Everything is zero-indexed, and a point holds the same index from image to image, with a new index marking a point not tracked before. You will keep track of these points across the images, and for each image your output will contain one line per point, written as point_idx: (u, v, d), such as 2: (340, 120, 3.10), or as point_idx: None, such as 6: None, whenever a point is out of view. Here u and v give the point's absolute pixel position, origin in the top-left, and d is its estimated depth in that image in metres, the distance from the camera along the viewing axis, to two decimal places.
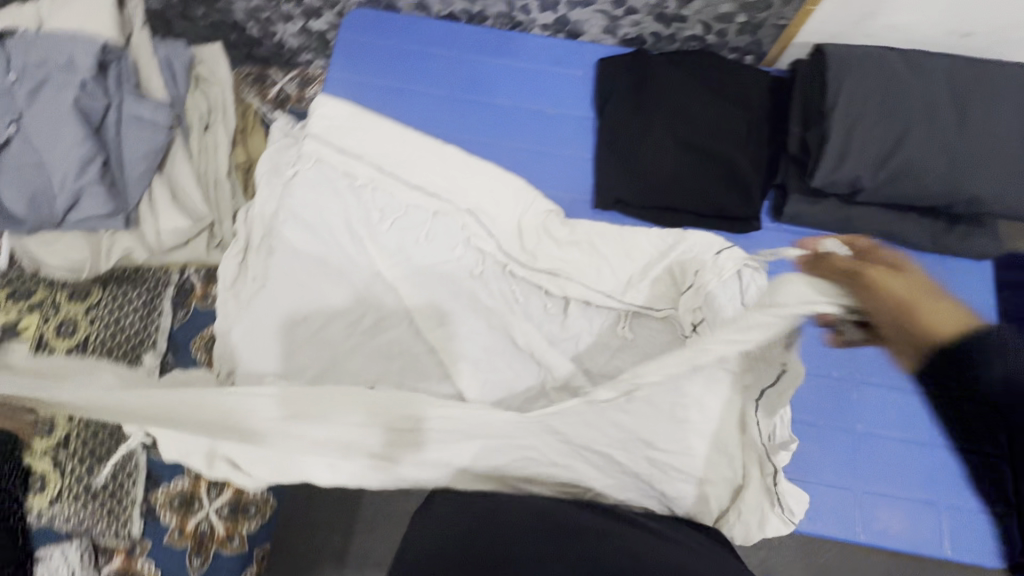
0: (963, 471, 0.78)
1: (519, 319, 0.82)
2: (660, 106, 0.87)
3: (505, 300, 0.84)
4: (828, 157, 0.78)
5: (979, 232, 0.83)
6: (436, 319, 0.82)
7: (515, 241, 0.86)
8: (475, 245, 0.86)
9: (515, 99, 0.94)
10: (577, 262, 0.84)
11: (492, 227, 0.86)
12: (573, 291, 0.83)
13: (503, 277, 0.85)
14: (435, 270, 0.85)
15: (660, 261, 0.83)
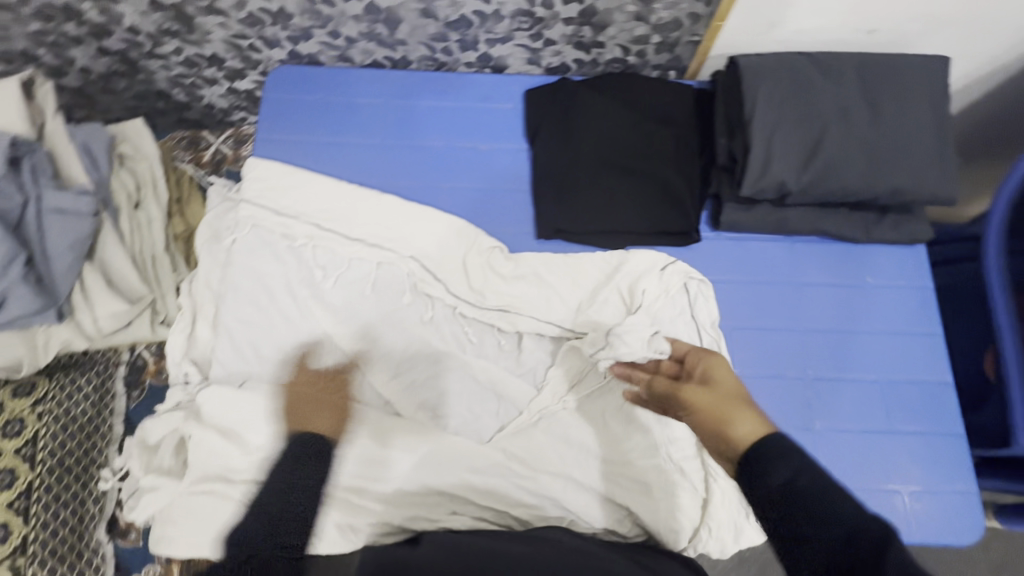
0: (924, 453, 0.79)
1: (474, 360, 0.83)
2: (588, 133, 0.89)
3: (458, 343, 0.84)
4: (753, 167, 0.80)
5: (909, 219, 0.86)
6: (392, 370, 0.82)
7: (462, 281, 0.85)
8: (423, 290, 0.85)
9: (448, 140, 0.94)
10: (527, 296, 0.85)
11: (438, 271, 0.86)
12: (525, 325, 0.83)
13: (454, 321, 0.85)
14: (385, 322, 0.84)
15: (607, 284, 0.84)
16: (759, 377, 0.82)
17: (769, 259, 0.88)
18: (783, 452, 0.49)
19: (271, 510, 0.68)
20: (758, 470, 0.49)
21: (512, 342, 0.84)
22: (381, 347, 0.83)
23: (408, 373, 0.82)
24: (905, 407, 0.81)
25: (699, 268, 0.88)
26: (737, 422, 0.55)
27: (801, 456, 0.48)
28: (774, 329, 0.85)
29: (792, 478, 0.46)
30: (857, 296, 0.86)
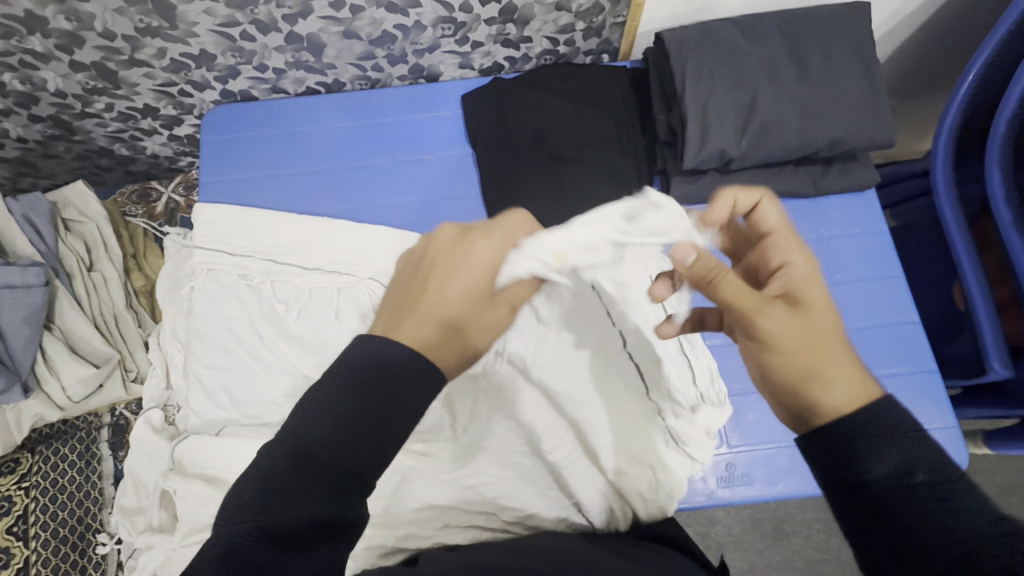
0: (900, 394, 0.80)
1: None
2: (527, 128, 0.89)
3: None
4: (691, 139, 0.80)
5: (855, 166, 0.86)
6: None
7: None
8: None
9: (392, 155, 0.94)
10: None
11: None
12: None
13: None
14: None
15: None
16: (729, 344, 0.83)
17: None
18: (890, 434, 0.45)
19: (319, 432, 0.41)
20: (858, 459, 0.45)
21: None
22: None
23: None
24: (875, 352, 0.82)
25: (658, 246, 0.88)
26: (831, 374, 0.50)
27: (897, 444, 0.45)
28: None
29: (900, 464, 0.44)
30: (815, 250, 0.86)
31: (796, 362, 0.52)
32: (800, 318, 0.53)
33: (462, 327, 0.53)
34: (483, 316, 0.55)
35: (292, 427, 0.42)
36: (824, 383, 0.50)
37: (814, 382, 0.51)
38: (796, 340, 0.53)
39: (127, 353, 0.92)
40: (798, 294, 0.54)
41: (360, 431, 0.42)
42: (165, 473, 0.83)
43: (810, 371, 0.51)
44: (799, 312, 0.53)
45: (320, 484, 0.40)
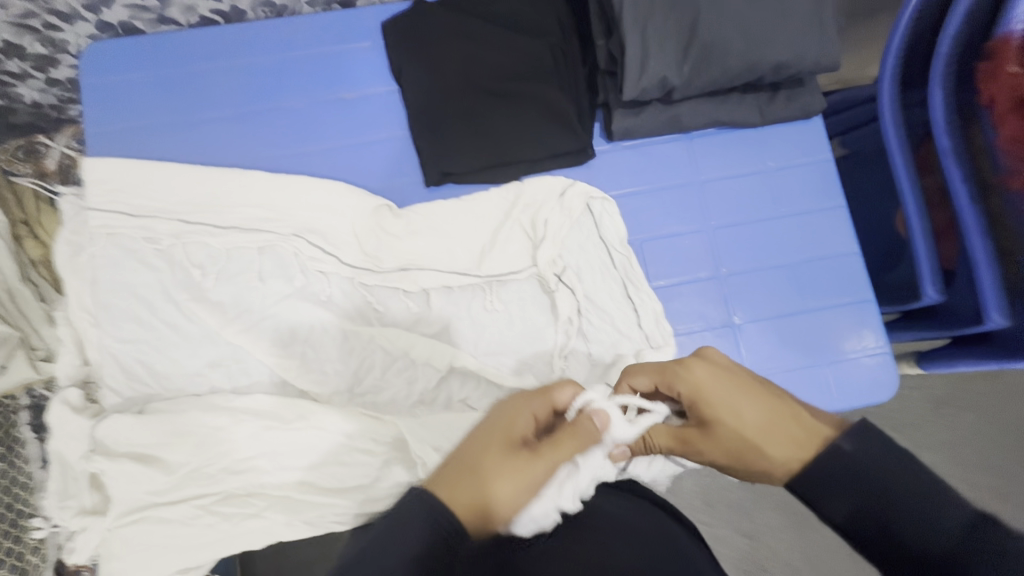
0: (837, 325, 0.81)
1: (386, 328, 0.78)
2: (454, 61, 0.81)
3: (364, 316, 0.79)
4: (630, 67, 0.74)
5: (802, 92, 0.82)
6: (300, 358, 0.77)
7: (355, 249, 0.80)
8: (315, 268, 0.79)
9: (307, 96, 0.84)
10: (425, 250, 0.80)
11: (327, 243, 0.79)
12: (427, 281, 0.79)
13: (356, 294, 0.79)
14: (283, 309, 0.78)
15: (507, 222, 0.80)
16: (673, 285, 0.81)
17: (671, 163, 0.84)
18: (841, 477, 0.43)
19: None
20: (817, 506, 0.44)
21: (420, 303, 0.79)
22: (286, 335, 0.78)
23: (319, 356, 0.77)
24: (815, 284, 0.82)
25: (600, 186, 0.84)
26: (765, 447, 0.48)
27: (848, 484, 0.43)
28: (683, 233, 0.83)
29: (853, 511, 0.42)
30: (758, 183, 0.84)
31: (733, 462, 0.51)
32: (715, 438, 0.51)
33: (477, 487, 0.46)
34: (506, 469, 0.48)
35: None
36: (761, 456, 0.48)
37: (754, 464, 0.49)
38: (725, 460, 0.52)
39: (30, 331, 0.84)
40: (699, 413, 0.52)
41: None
42: (88, 455, 0.77)
43: (751, 450, 0.49)
44: (707, 436, 0.52)
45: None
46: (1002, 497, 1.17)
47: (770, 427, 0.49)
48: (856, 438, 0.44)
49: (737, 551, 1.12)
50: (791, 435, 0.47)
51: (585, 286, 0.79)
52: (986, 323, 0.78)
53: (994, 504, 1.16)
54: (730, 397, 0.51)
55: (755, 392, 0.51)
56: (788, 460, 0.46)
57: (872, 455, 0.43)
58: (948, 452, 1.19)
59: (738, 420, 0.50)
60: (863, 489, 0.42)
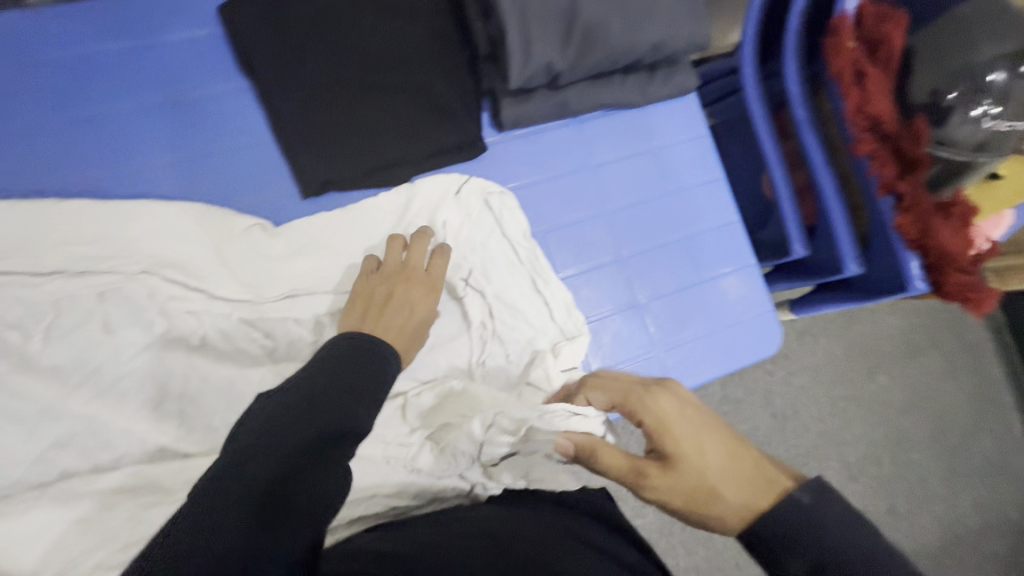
0: (728, 291, 0.87)
1: (279, 365, 0.70)
2: (317, 52, 0.71)
3: (251, 355, 0.69)
4: (513, 53, 0.70)
5: (677, 70, 0.84)
6: (178, 416, 0.65)
7: (227, 279, 0.69)
8: (178, 308, 0.67)
9: (138, 102, 0.71)
10: (314, 270, 0.72)
11: (190, 276, 0.67)
12: (320, 304, 0.71)
13: (237, 331, 0.69)
14: (145, 363, 0.65)
15: (401, 228, 0.74)
16: (579, 274, 0.81)
17: (563, 149, 0.82)
18: (798, 534, 0.42)
19: (316, 383, 0.51)
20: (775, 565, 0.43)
21: (316, 330, 0.71)
22: (155, 392, 0.65)
23: (202, 409, 0.66)
24: (706, 255, 0.87)
25: (497, 179, 0.80)
26: (723, 491, 0.46)
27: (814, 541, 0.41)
28: (583, 220, 0.82)
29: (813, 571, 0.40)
30: (646, 163, 0.86)
31: (687, 504, 0.48)
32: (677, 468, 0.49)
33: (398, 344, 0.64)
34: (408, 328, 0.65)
35: (282, 393, 0.50)
36: (718, 499, 0.46)
37: (709, 508, 0.47)
38: (679, 500, 0.49)
39: None
40: (665, 447, 0.51)
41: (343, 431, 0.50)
42: None
43: (707, 493, 0.47)
44: (669, 471, 0.49)
45: (289, 519, 0.42)
46: (860, 408, 1.37)
47: (729, 469, 0.48)
48: (814, 493, 0.43)
49: None
50: (755, 479, 0.46)
51: (494, 286, 0.76)
52: (844, 272, 0.87)
53: (854, 415, 1.37)
54: (701, 432, 0.50)
55: (722, 433, 0.50)
56: (746, 504, 0.45)
57: (825, 508, 0.42)
58: (818, 378, 1.36)
59: (701, 457, 0.49)
60: (802, 537, 0.42)
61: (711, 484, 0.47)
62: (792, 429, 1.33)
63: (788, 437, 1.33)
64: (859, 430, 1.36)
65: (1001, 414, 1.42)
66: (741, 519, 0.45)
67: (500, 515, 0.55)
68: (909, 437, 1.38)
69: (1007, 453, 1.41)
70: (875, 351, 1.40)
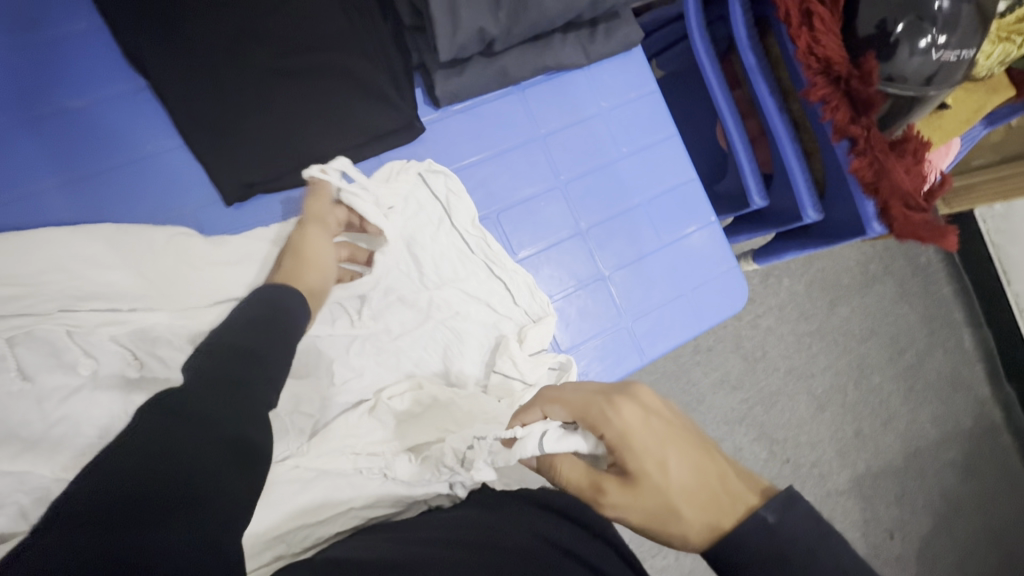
0: (691, 251, 0.85)
1: None
2: (218, 38, 0.63)
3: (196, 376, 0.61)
4: (439, 21, 0.64)
5: (619, 23, 0.79)
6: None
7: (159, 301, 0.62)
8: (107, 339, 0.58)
9: (15, 116, 0.62)
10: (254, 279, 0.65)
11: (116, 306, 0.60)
12: None
13: (181, 356, 0.60)
14: (80, 407, 0.55)
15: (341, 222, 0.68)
16: (538, 252, 0.78)
17: (507, 120, 0.77)
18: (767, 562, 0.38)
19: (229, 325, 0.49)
20: None
21: None
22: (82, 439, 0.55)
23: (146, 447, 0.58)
24: (665, 217, 0.84)
25: (440, 159, 0.75)
26: (687, 511, 0.42)
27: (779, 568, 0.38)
28: (536, 195, 0.78)
29: None
30: (597, 127, 0.81)
31: (647, 523, 0.43)
32: (637, 490, 0.43)
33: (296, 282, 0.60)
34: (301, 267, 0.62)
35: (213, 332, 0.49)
36: (682, 519, 0.42)
37: (669, 528, 0.42)
38: (636, 519, 0.43)
39: None
40: (625, 465, 0.43)
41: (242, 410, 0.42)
42: None
43: (669, 514, 0.42)
44: (630, 489, 0.43)
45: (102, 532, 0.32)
46: (825, 341, 1.41)
47: (693, 486, 0.42)
48: (779, 508, 0.40)
49: None
50: (716, 497, 0.42)
51: (452, 274, 0.73)
52: (804, 219, 0.86)
53: (820, 349, 1.41)
54: (663, 446, 0.43)
55: (683, 443, 0.44)
56: (706, 526, 0.41)
57: (795, 527, 0.39)
58: (784, 319, 1.39)
59: (663, 475, 0.43)
60: (769, 561, 0.38)
61: (675, 506, 0.42)
62: (762, 371, 1.37)
63: (759, 379, 1.36)
64: (826, 363, 1.41)
65: (953, 329, 1.49)
66: (702, 542, 0.41)
67: (478, 525, 0.48)
68: (872, 363, 1.44)
69: (961, 364, 1.48)
70: (835, 285, 1.43)
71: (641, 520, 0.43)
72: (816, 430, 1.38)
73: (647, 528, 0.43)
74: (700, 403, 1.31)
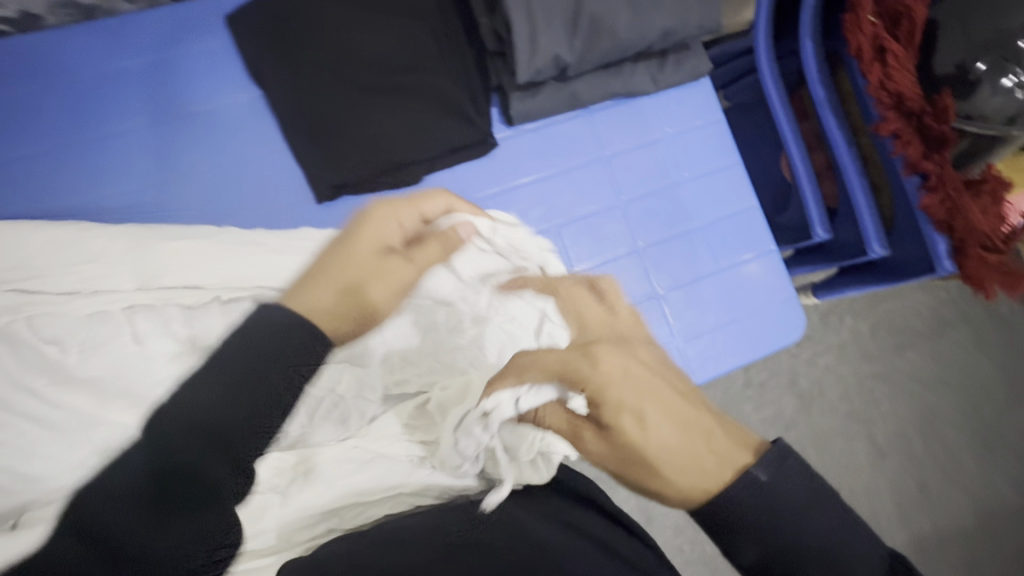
0: (748, 277, 0.85)
1: None
2: (325, 57, 0.71)
3: None
4: (520, 48, 0.70)
5: (688, 54, 0.82)
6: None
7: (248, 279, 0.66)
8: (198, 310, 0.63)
9: (152, 117, 0.72)
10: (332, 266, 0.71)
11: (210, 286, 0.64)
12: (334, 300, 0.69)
13: None
14: None
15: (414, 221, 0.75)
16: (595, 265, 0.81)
17: (575, 140, 0.82)
18: (761, 516, 0.40)
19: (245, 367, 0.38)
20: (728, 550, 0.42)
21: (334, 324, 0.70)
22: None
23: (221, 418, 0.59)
24: (724, 242, 0.85)
25: (509, 173, 0.80)
26: (670, 471, 0.42)
27: (770, 520, 0.40)
28: (598, 212, 0.82)
29: (764, 556, 0.40)
30: (661, 151, 0.84)
31: (623, 469, 0.44)
32: (613, 442, 0.44)
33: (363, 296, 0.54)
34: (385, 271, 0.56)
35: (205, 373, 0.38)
36: (658, 476, 0.42)
37: (649, 483, 0.43)
38: (613, 465, 0.45)
39: None
40: (600, 414, 0.44)
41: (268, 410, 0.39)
42: None
43: (647, 468, 0.43)
44: (605, 440, 0.44)
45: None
46: (888, 386, 1.34)
47: (674, 447, 0.42)
48: (771, 467, 0.41)
49: None
50: (703, 459, 0.42)
51: None
52: (868, 254, 0.85)
53: (881, 394, 1.34)
54: (641, 400, 0.44)
55: (663, 398, 0.44)
56: (694, 489, 0.41)
57: (786, 485, 0.41)
58: (843, 358, 1.34)
59: (641, 431, 0.43)
60: (759, 514, 0.40)
61: (655, 465, 0.42)
62: (817, 411, 1.31)
63: (813, 419, 1.31)
64: (888, 409, 1.34)
65: None
66: (687, 502, 0.42)
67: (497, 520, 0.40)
68: (940, 414, 1.35)
69: None
70: (901, 328, 1.36)
71: (612, 466, 0.45)
72: (874, 480, 1.30)
73: (620, 474, 0.45)
74: None
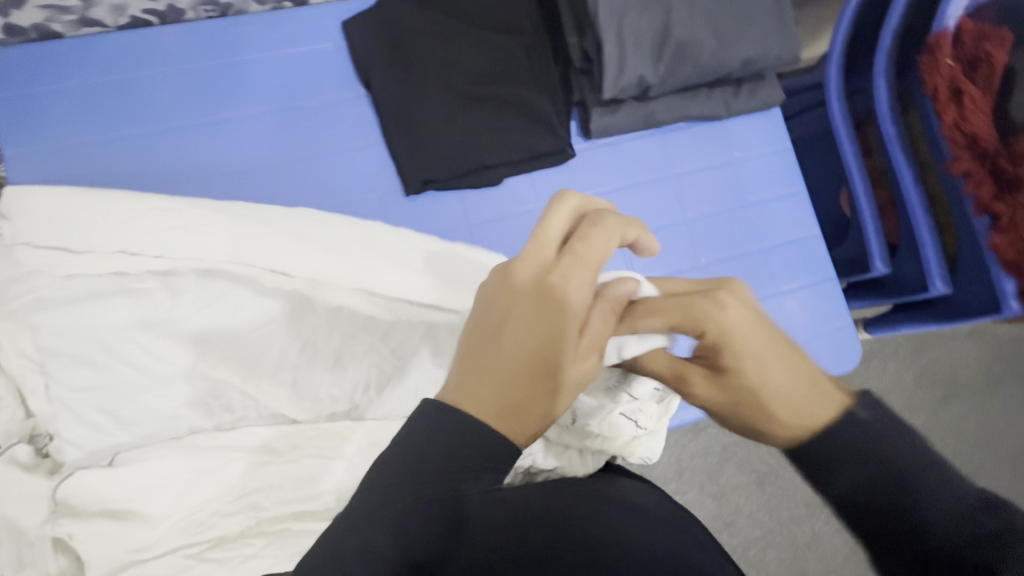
0: (804, 304, 0.86)
1: None
2: (427, 63, 0.77)
3: None
4: (608, 66, 0.75)
5: (762, 83, 0.86)
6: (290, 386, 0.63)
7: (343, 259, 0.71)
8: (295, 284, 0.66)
9: (266, 105, 0.79)
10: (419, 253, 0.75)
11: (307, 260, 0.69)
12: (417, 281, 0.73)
13: None
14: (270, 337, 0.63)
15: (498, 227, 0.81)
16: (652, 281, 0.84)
17: (645, 157, 0.86)
18: (856, 444, 0.40)
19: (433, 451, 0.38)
20: (820, 476, 0.40)
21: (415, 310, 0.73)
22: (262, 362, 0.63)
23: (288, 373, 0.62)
24: (783, 267, 0.87)
25: (581, 183, 0.84)
26: (779, 411, 0.42)
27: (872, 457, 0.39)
28: (662, 227, 0.85)
29: (855, 486, 0.39)
30: (728, 175, 0.87)
31: (731, 411, 0.44)
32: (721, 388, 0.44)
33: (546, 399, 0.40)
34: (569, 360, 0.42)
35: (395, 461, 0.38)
36: (769, 415, 0.42)
37: (760, 427, 0.43)
38: (719, 405, 0.44)
39: None
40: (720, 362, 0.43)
41: (473, 476, 0.38)
42: None
43: (757, 409, 0.42)
44: (716, 383, 0.44)
45: None
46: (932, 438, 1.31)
47: (794, 394, 0.42)
48: (869, 406, 0.42)
49: (714, 518, 1.20)
50: (810, 404, 0.42)
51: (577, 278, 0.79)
52: (930, 291, 0.85)
53: None
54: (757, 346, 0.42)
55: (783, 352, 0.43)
56: (793, 431, 0.42)
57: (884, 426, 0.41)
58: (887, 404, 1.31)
59: (764, 376, 0.42)
60: (851, 450, 0.40)
61: (768, 404, 0.42)
62: None
63: None
64: None
65: None
66: (788, 438, 0.42)
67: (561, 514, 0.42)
68: (986, 473, 1.30)
69: None
70: (948, 380, 1.34)
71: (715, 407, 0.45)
72: None
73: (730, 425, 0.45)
74: (781, 475, 1.23)
